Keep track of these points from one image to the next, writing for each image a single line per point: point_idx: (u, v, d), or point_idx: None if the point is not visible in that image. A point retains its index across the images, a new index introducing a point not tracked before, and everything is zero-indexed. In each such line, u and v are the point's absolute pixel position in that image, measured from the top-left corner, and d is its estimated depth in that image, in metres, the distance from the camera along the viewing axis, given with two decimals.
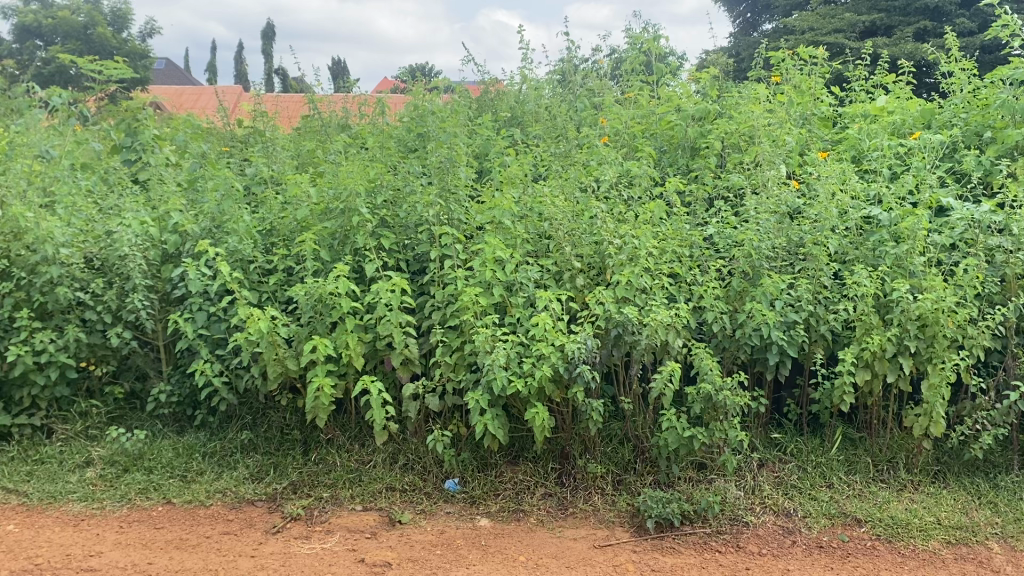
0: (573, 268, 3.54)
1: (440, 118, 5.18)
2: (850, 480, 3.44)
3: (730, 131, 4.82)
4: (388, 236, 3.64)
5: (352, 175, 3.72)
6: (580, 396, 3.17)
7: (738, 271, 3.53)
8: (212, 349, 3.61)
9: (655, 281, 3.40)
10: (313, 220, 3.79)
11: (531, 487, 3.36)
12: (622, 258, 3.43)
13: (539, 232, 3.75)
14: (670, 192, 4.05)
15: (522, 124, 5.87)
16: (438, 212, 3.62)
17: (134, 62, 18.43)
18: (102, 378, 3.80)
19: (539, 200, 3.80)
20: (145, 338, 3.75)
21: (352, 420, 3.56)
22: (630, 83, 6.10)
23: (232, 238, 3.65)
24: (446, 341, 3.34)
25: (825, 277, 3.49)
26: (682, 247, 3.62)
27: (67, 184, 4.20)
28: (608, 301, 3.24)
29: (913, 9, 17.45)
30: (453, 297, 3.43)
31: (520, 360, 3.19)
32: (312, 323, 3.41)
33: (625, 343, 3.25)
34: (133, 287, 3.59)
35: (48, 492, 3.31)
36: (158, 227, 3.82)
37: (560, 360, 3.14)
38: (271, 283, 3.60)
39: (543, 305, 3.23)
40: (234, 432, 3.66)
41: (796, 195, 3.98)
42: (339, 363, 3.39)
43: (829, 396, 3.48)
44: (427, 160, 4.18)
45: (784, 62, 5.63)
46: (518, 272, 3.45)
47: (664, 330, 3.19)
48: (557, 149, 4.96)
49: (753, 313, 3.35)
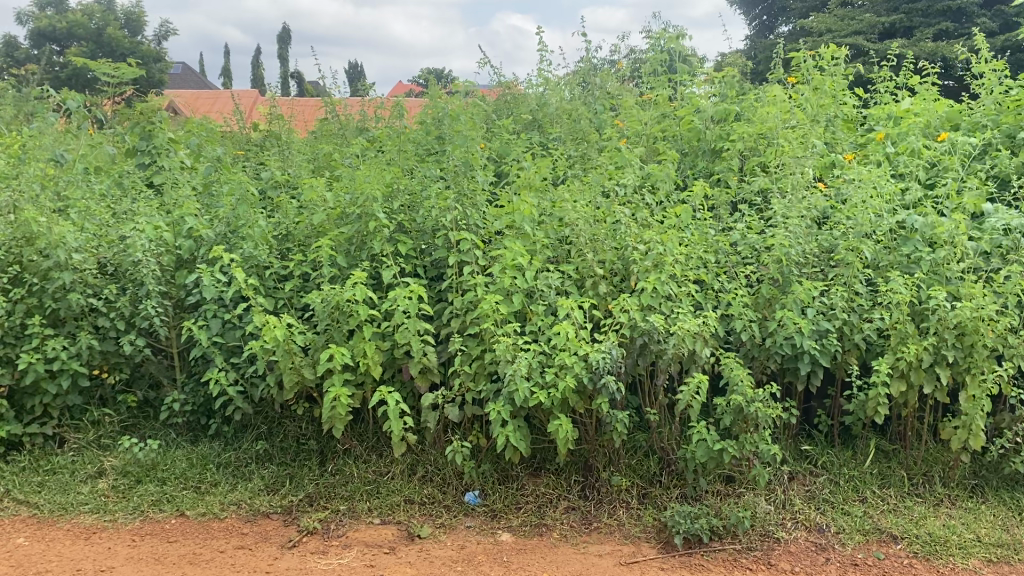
0: (595, 275, 3.42)
1: (457, 121, 5.09)
2: (884, 494, 3.32)
3: (755, 133, 4.71)
4: (406, 242, 3.55)
5: (369, 179, 3.64)
6: (605, 407, 3.07)
7: (767, 278, 3.42)
8: (226, 357, 3.53)
9: (682, 288, 3.30)
10: (330, 225, 3.71)
11: (553, 500, 3.26)
12: (648, 264, 3.33)
13: (560, 236, 3.65)
14: (693, 196, 3.94)
15: (541, 127, 5.77)
16: (458, 218, 3.53)
17: (149, 67, 18.50)
18: (114, 386, 3.73)
19: (560, 204, 3.70)
20: (158, 345, 3.67)
21: (369, 430, 3.47)
22: (650, 84, 5.99)
23: (247, 244, 3.57)
24: (467, 350, 3.25)
25: (857, 284, 3.38)
26: (709, 254, 3.52)
27: (80, 189, 4.13)
28: (633, 309, 3.14)
29: (933, 10, 17.26)
30: (473, 304, 3.33)
31: (543, 370, 3.10)
32: (329, 331, 3.33)
33: (651, 353, 3.14)
34: (146, 293, 3.51)
35: (59, 504, 3.24)
36: (172, 232, 3.75)
37: (585, 370, 3.04)
38: (287, 289, 3.53)
39: (567, 313, 3.14)
40: (248, 442, 3.57)
41: (825, 199, 3.87)
42: (356, 373, 3.30)
43: (863, 407, 3.36)
44: (445, 163, 4.09)
45: (808, 63, 5.52)
46: (541, 279, 3.35)
47: (692, 339, 3.08)
48: (577, 152, 4.86)
49: (784, 322, 3.25)
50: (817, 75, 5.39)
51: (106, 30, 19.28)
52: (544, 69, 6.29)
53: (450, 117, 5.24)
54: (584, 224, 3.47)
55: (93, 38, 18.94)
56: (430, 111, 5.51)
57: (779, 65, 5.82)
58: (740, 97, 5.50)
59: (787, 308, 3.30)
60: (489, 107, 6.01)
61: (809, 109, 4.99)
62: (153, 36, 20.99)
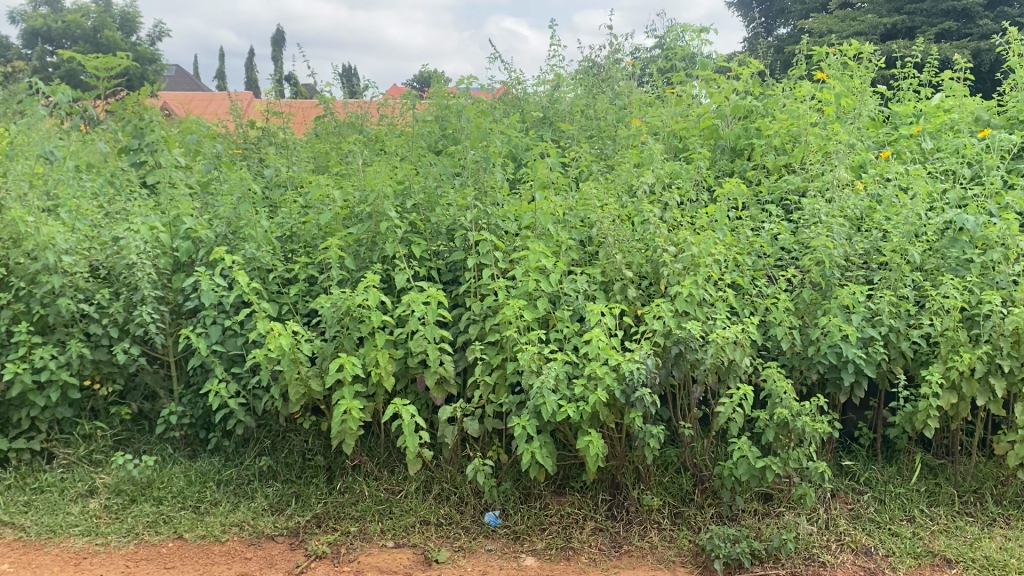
0: (624, 278, 3.19)
1: (468, 117, 4.87)
2: (934, 514, 3.09)
3: (781, 129, 4.49)
4: (420, 242, 3.32)
5: (381, 176, 3.42)
6: (638, 422, 2.84)
7: (806, 281, 3.21)
8: (227, 367, 3.30)
9: (718, 292, 3.08)
10: (337, 225, 3.48)
11: (579, 521, 3.02)
12: (681, 267, 3.11)
13: (583, 238, 3.43)
14: (722, 196, 3.73)
15: (552, 124, 5.54)
16: (475, 217, 3.30)
17: (143, 68, 18.30)
18: (107, 397, 3.49)
19: (583, 203, 3.48)
20: (154, 354, 3.44)
21: (380, 445, 3.24)
22: (666, 81, 5.79)
23: (250, 245, 3.35)
24: (487, 359, 3.03)
25: (905, 288, 3.17)
26: (744, 256, 3.30)
27: (72, 188, 3.90)
28: (668, 315, 2.92)
29: (935, 10, 17.12)
30: (493, 309, 3.11)
31: (570, 381, 2.87)
32: (338, 339, 3.10)
33: (687, 363, 2.92)
34: (141, 298, 3.28)
35: (47, 526, 3.00)
36: (169, 233, 3.52)
37: (617, 382, 2.82)
38: (293, 294, 3.30)
39: (596, 319, 2.91)
40: (251, 458, 3.34)
41: (862, 199, 3.65)
42: (367, 384, 3.08)
43: (910, 420, 3.14)
44: (458, 160, 3.87)
45: (832, 58, 5.31)
46: (565, 283, 3.13)
47: (732, 348, 2.86)
48: (593, 150, 4.64)
49: (828, 329, 3.03)
50: (842, 71, 5.17)
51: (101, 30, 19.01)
52: (555, 65, 6.07)
53: (461, 114, 5.01)
54: (611, 224, 3.25)
55: (87, 38, 18.65)
56: (438, 107, 5.28)
57: (800, 60, 5.60)
58: (761, 93, 5.28)
59: (830, 314, 3.09)
60: (499, 104, 5.77)
61: (837, 105, 4.78)
62: (148, 37, 20.71)
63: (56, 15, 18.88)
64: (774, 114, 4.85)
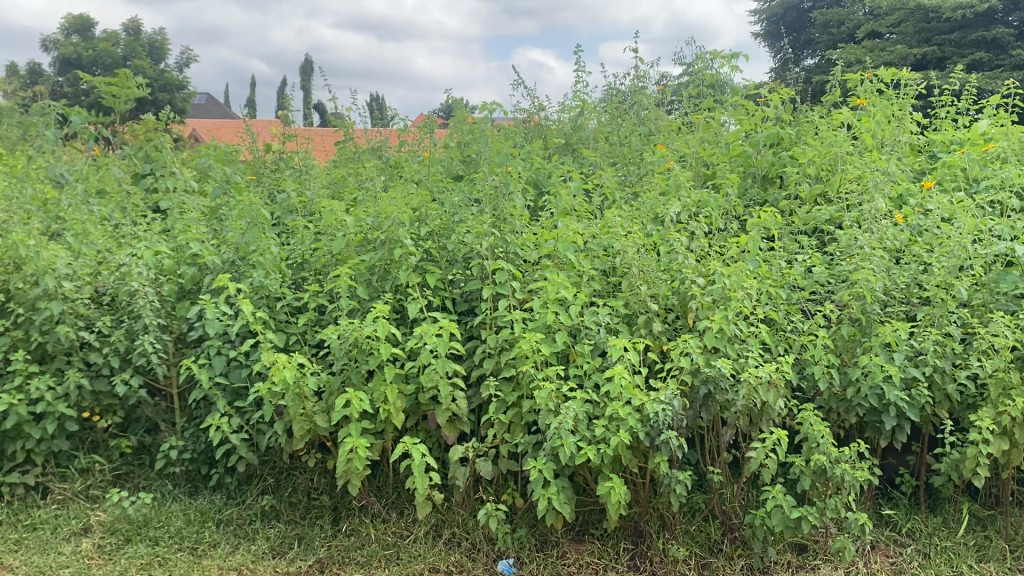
0: (649, 311, 3.00)
1: (489, 143, 4.74)
2: (984, 570, 2.84)
3: (814, 157, 4.31)
4: (434, 271, 3.16)
5: (395, 201, 3.27)
6: (664, 467, 2.65)
7: (844, 317, 3.01)
8: (230, 400, 3.15)
9: (750, 328, 2.89)
10: (350, 252, 3.33)
11: (599, 572, 2.81)
12: (711, 300, 2.92)
13: (606, 269, 3.26)
14: (753, 226, 3.55)
15: (576, 150, 5.39)
16: (492, 245, 3.14)
17: (171, 96, 18.49)
18: (107, 430, 3.35)
19: (606, 231, 3.31)
20: (157, 385, 3.30)
21: (389, 485, 3.06)
22: (694, 108, 5.64)
23: (257, 272, 3.21)
24: (502, 396, 2.85)
25: (951, 326, 2.96)
26: (777, 289, 3.10)
27: (81, 210, 3.79)
28: (696, 352, 2.74)
29: (965, 41, 16.94)
30: (509, 343, 2.94)
31: (591, 422, 2.69)
32: (345, 372, 2.94)
33: (717, 404, 2.76)
34: (143, 327, 3.15)
35: (36, 567, 2.81)
36: (175, 259, 3.39)
37: (641, 423, 2.63)
38: (300, 324, 3.15)
39: (619, 355, 2.73)
40: (253, 497, 3.16)
41: (902, 230, 3.46)
42: (376, 421, 2.91)
43: (957, 467, 2.91)
44: (477, 185, 3.72)
45: (867, 84, 5.14)
46: (587, 316, 2.95)
47: (765, 388, 2.68)
48: (617, 176, 4.48)
49: (868, 369, 2.83)
50: (878, 98, 4.99)
51: (131, 57, 19.22)
52: (580, 92, 5.94)
53: (481, 139, 4.88)
54: (635, 253, 3.07)
55: (116, 65, 18.84)
56: (459, 132, 5.16)
57: (833, 87, 5.43)
58: (792, 120, 5.11)
59: (870, 353, 2.88)
60: (522, 131, 5.65)
61: (872, 132, 4.59)
62: (177, 65, 20.91)
63: (87, 42, 19.12)
64: (806, 141, 4.68)
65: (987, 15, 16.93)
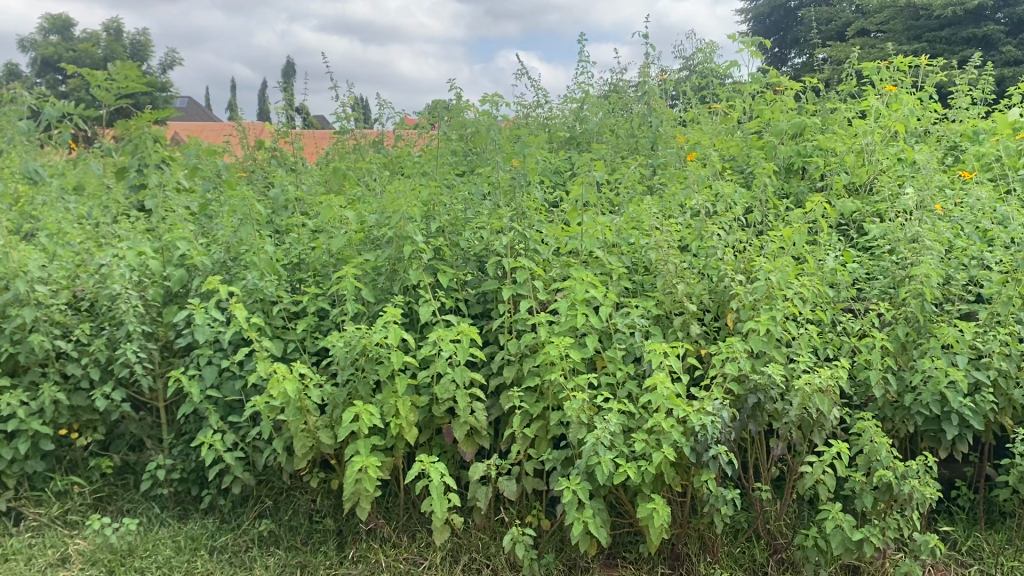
0: (686, 312, 2.73)
1: (495, 137, 4.47)
2: None
3: (841, 147, 4.06)
4: (446, 271, 2.89)
5: (402, 194, 2.99)
6: (711, 486, 2.38)
7: (897, 317, 2.75)
8: (223, 415, 2.86)
9: (798, 330, 2.63)
10: (352, 251, 3.04)
11: None
12: (754, 299, 2.67)
13: (632, 266, 2.98)
14: (786, 220, 3.30)
15: (582, 144, 5.13)
16: (511, 241, 2.87)
17: (151, 98, 18.10)
18: (87, 448, 3.04)
19: (632, 226, 3.04)
20: (141, 399, 3.00)
21: (400, 505, 2.78)
22: (703, 99, 5.40)
23: (251, 274, 2.92)
24: (526, 407, 2.58)
25: (1014, 325, 2.71)
26: (822, 287, 2.84)
27: (56, 208, 3.48)
28: (743, 357, 2.48)
29: (955, 37, 16.82)
30: (533, 349, 2.67)
31: (628, 436, 2.42)
32: (351, 383, 2.66)
33: (765, 414, 2.50)
34: (125, 335, 2.86)
35: None
36: (160, 260, 3.09)
37: (684, 437, 2.36)
38: (299, 330, 2.87)
39: (658, 361, 2.46)
40: (249, 521, 2.86)
41: (948, 221, 3.21)
42: (386, 437, 2.63)
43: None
44: (487, 178, 3.45)
45: (888, 72, 4.91)
46: (617, 318, 2.69)
47: (820, 397, 2.42)
48: (631, 169, 4.21)
49: (928, 374, 2.57)
50: (899, 86, 4.78)
51: (111, 58, 18.85)
52: (582, 83, 5.69)
53: (485, 132, 4.63)
54: (668, 249, 2.80)
55: (96, 66, 18.43)
56: (460, 125, 4.89)
57: (847, 76, 5.21)
58: (811, 110, 4.87)
59: (929, 356, 2.63)
60: (525, 123, 5.38)
61: (898, 120, 4.35)
62: (159, 66, 20.51)
63: (65, 43, 18.73)
64: (828, 131, 4.43)
65: (975, 12, 16.88)
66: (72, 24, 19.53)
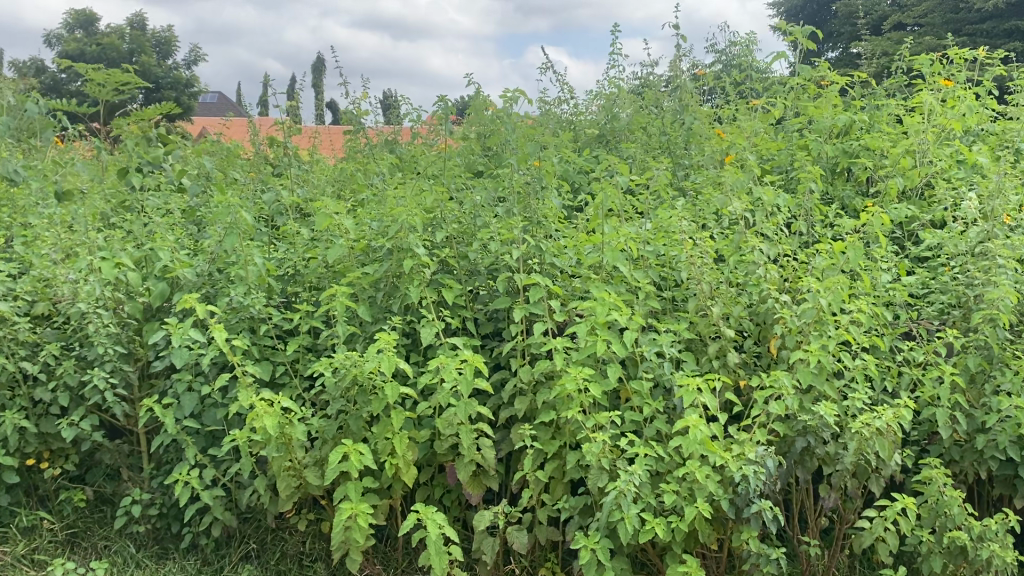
0: (723, 337, 2.40)
1: (516, 135, 4.14)
2: None
3: (891, 148, 3.70)
4: (453, 288, 2.58)
5: (404, 201, 2.68)
6: (752, 545, 2.05)
7: (967, 345, 2.39)
8: (204, 447, 2.58)
9: (853, 360, 2.28)
10: (350, 263, 2.74)
11: None
12: (801, 324, 2.33)
13: (662, 281, 2.65)
14: (835, 229, 2.94)
15: (610, 143, 4.80)
16: (525, 255, 2.55)
17: (173, 95, 18.00)
18: (59, 479, 2.77)
19: (663, 236, 2.71)
20: (117, 426, 2.73)
21: (398, 551, 2.48)
22: (741, 97, 5.03)
23: (236, 289, 2.63)
24: (539, 447, 2.27)
25: None
26: (880, 307, 2.50)
27: (35, 214, 3.21)
28: (791, 395, 2.14)
29: (997, 31, 16.22)
30: (549, 380, 2.35)
31: (656, 484, 2.09)
32: (343, 416, 2.36)
33: (815, 460, 2.17)
34: (97, 357, 2.59)
35: None
36: (139, 272, 2.81)
37: (722, 489, 2.03)
38: (288, 352, 2.57)
39: (691, 398, 2.13)
40: (232, 564, 2.58)
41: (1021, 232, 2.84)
42: (381, 478, 2.33)
43: None
44: (502, 181, 3.13)
45: (942, 64, 4.51)
46: (644, 345, 2.36)
47: (881, 443, 2.08)
48: (661, 170, 3.86)
49: (1007, 414, 2.22)
50: (955, 80, 4.39)
51: (135, 53, 18.75)
52: (610, 78, 5.35)
53: (502, 129, 4.31)
54: (704, 266, 2.47)
55: (120, 60, 18.32)
56: (479, 122, 4.57)
57: (896, 70, 4.82)
58: (856, 106, 4.49)
59: (1005, 392, 2.28)
60: (548, 120, 5.05)
61: (955, 117, 3.97)
62: (185, 61, 20.43)
63: (90, 38, 18.68)
64: (877, 130, 4.07)
65: (1019, 4, 16.26)
66: (97, 19, 19.49)
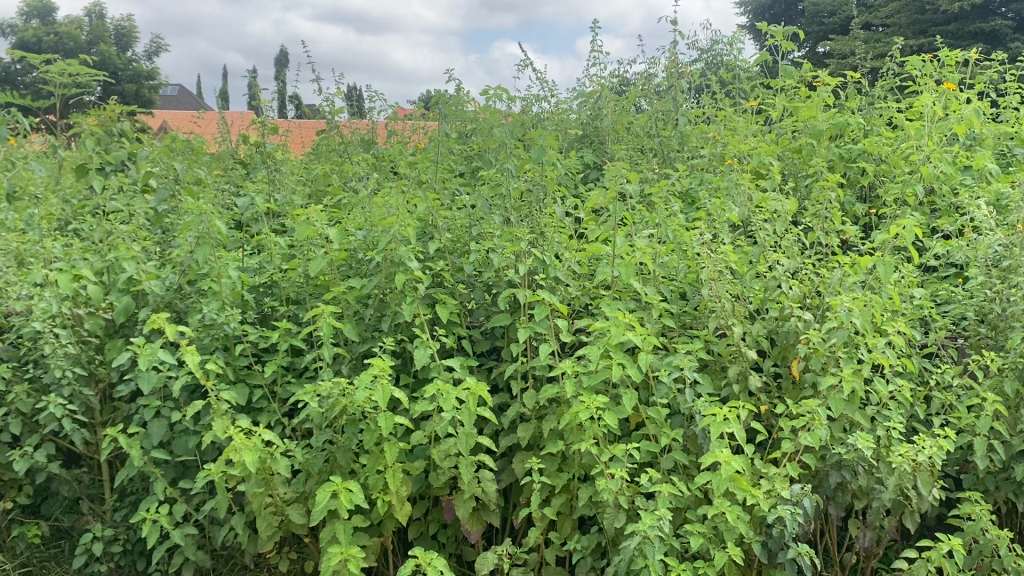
0: (744, 360, 2.22)
1: (502, 135, 3.93)
2: None
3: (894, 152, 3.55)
4: (448, 304, 2.37)
5: (393, 208, 2.45)
6: None
7: (1001, 367, 2.24)
8: (174, 478, 2.35)
9: (886, 385, 2.11)
10: (333, 275, 2.51)
11: None
12: (830, 346, 2.15)
13: (672, 297, 2.46)
14: (848, 240, 2.78)
15: (596, 144, 4.62)
16: (526, 268, 2.34)
17: (133, 87, 17.51)
18: (12, 512, 2.52)
19: (672, 248, 2.52)
20: (76, 454, 2.48)
21: None
22: (729, 97, 4.87)
23: (209, 305, 2.39)
24: (547, 481, 2.08)
25: None
26: (907, 326, 2.33)
27: None
28: (824, 425, 1.97)
29: (962, 32, 16.36)
30: (556, 406, 2.16)
31: (679, 525, 1.91)
32: (330, 447, 2.14)
33: (849, 494, 2.02)
34: (53, 381, 2.35)
35: None
36: (100, 285, 2.56)
37: (753, 531, 1.85)
38: (266, 375, 2.34)
39: (717, 429, 1.95)
40: None
41: None
42: (372, 515, 2.12)
43: None
44: (494, 185, 2.92)
45: (938, 66, 4.39)
46: (660, 368, 2.17)
47: (922, 478, 1.92)
48: (655, 173, 3.68)
49: None
50: (951, 82, 4.27)
51: (93, 44, 18.21)
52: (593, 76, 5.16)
53: (486, 129, 4.10)
54: (722, 281, 2.28)
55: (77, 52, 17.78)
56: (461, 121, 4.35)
57: (889, 71, 4.69)
58: (850, 109, 4.35)
59: None
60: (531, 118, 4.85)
61: (956, 120, 3.84)
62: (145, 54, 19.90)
63: (46, 29, 18.10)
64: (876, 133, 3.92)
65: (984, 6, 16.40)
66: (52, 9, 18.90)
